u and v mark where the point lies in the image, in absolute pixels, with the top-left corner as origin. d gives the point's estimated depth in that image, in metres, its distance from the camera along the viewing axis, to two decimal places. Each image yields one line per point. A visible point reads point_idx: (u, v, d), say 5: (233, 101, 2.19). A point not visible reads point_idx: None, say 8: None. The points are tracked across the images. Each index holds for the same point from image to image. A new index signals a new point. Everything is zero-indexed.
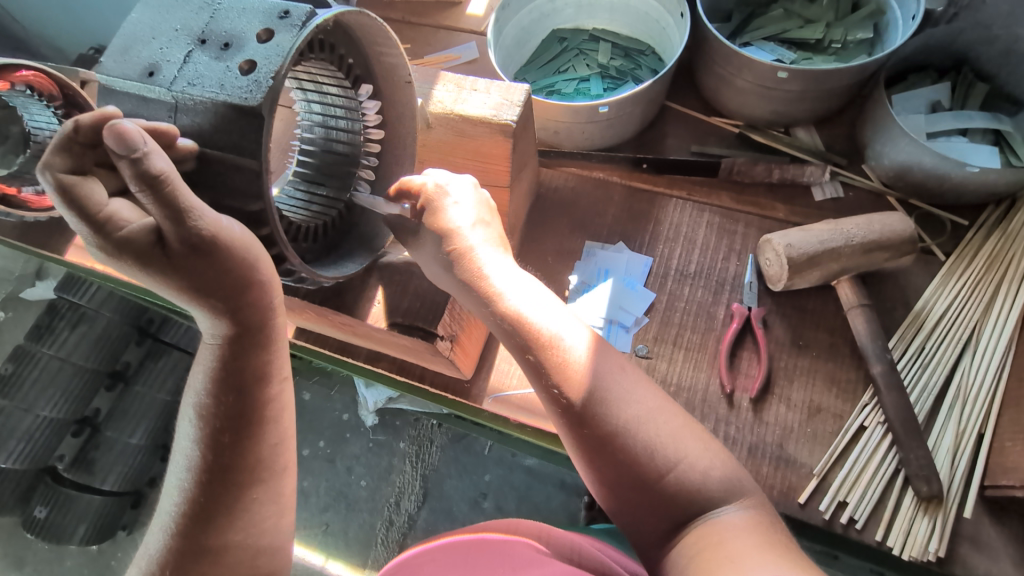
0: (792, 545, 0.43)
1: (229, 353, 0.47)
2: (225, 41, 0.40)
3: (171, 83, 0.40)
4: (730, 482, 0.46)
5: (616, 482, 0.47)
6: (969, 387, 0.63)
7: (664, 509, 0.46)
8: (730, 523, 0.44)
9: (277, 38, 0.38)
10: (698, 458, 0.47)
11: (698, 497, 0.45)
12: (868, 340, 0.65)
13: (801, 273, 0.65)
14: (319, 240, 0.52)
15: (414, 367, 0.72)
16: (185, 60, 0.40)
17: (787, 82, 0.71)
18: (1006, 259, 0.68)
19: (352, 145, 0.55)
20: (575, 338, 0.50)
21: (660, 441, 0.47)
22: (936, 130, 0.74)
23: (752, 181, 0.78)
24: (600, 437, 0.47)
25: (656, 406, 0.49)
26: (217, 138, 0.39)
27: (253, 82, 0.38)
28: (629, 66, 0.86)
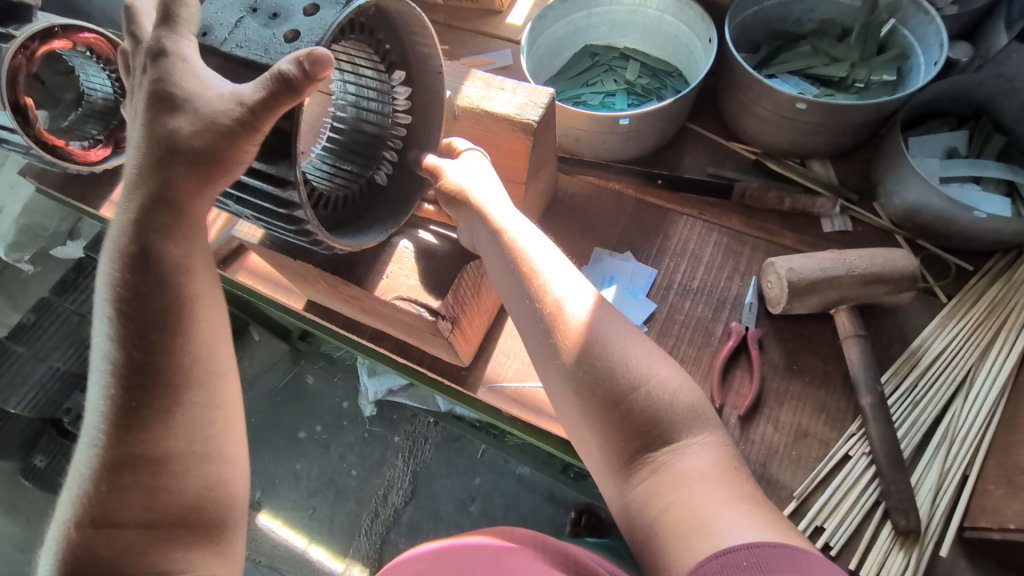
0: (754, 491, 0.47)
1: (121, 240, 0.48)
2: (274, 12, 0.43)
3: (222, 43, 0.44)
4: (695, 409, 0.49)
5: (589, 407, 0.49)
6: (957, 429, 0.64)
7: (635, 432, 0.48)
8: (697, 465, 0.47)
9: (321, 12, 0.41)
10: (668, 380, 0.49)
11: (667, 421, 0.48)
12: (860, 370, 0.66)
13: (800, 297, 0.67)
14: (339, 209, 0.54)
15: (414, 350, 0.74)
16: (238, 25, 0.44)
17: (805, 114, 0.73)
18: (1006, 308, 0.68)
19: (380, 126, 0.58)
20: (566, 277, 0.53)
21: (631, 361, 0.49)
22: (950, 175, 0.75)
23: (763, 207, 0.79)
24: (577, 356, 0.50)
25: (630, 333, 0.51)
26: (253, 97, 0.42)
27: (295, 50, 0.41)
28: (655, 85, 0.89)
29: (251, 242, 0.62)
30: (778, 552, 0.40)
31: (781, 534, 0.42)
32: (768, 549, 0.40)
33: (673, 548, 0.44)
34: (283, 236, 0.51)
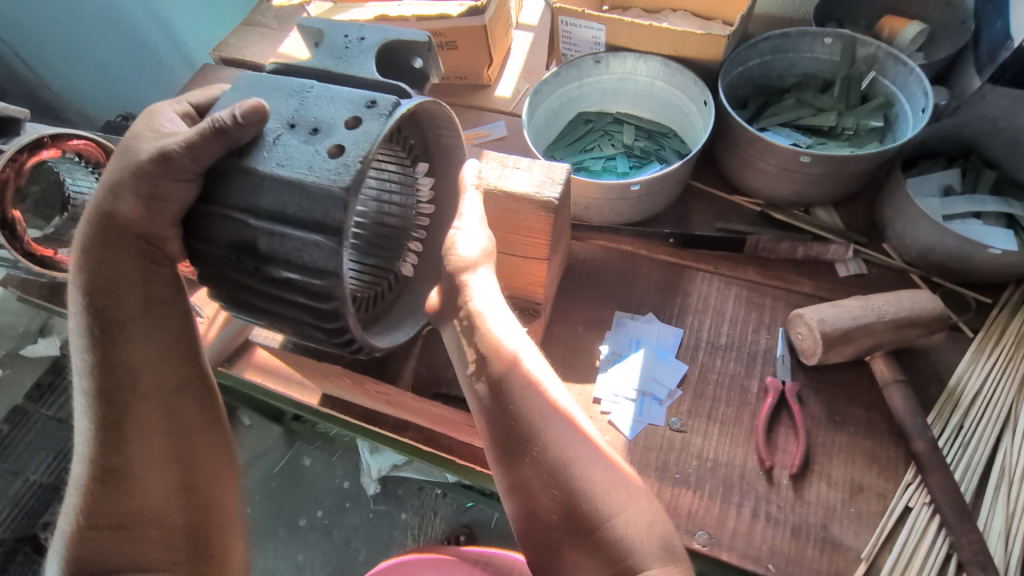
0: None
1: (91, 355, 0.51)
2: (314, 127, 0.43)
3: (263, 164, 0.43)
4: (661, 553, 0.42)
5: (548, 532, 0.44)
6: (1012, 468, 0.63)
7: (595, 569, 0.42)
8: None
9: (364, 126, 0.42)
10: (634, 518, 0.42)
11: (628, 558, 0.41)
12: (907, 416, 0.64)
13: (835, 347, 0.66)
14: (373, 307, 0.54)
15: (443, 438, 0.71)
16: (277, 141, 0.44)
17: (809, 166, 0.75)
18: None
19: (404, 217, 0.58)
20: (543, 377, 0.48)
21: (596, 491, 0.43)
22: (951, 213, 0.77)
23: (776, 257, 0.80)
24: (540, 471, 0.44)
25: (598, 459, 0.45)
26: (301, 213, 0.42)
27: (342, 165, 0.41)
28: (652, 147, 0.91)
29: (273, 344, 0.59)
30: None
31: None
32: None
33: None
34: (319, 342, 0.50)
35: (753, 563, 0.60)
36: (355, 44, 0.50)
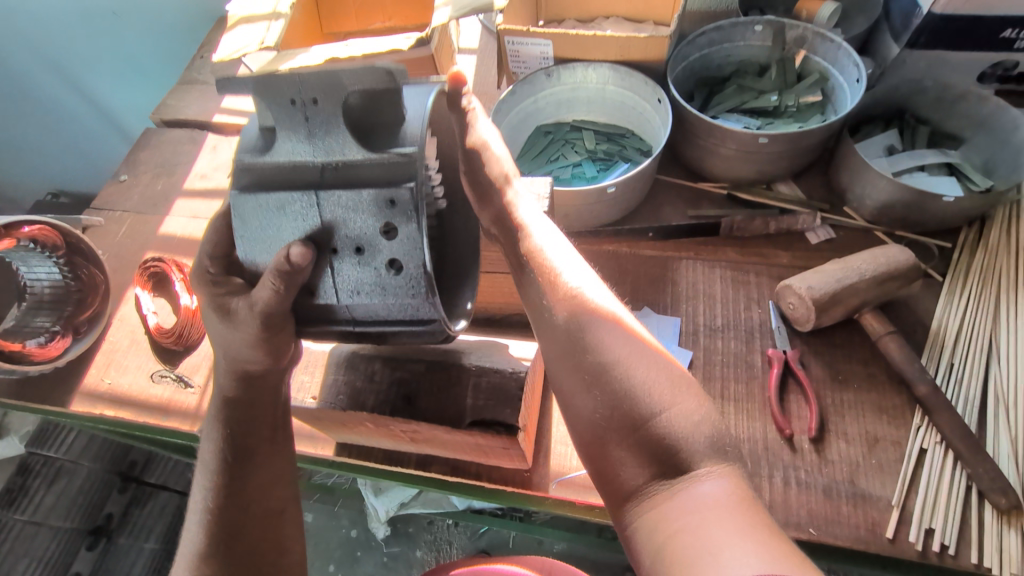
0: (776, 528, 0.39)
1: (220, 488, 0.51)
2: (355, 245, 0.44)
3: (337, 296, 0.46)
4: (711, 442, 0.42)
5: (587, 418, 0.44)
6: (1006, 394, 0.67)
7: (642, 459, 0.42)
8: (706, 499, 0.40)
9: (401, 234, 0.42)
10: (685, 411, 0.43)
11: (669, 449, 0.42)
12: (905, 363, 0.68)
13: (826, 311, 0.69)
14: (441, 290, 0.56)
15: (469, 466, 0.71)
16: (333, 271, 0.44)
17: (767, 146, 0.79)
18: (996, 272, 0.74)
19: (428, 201, 0.57)
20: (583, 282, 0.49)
21: (644, 387, 0.43)
22: (899, 168, 0.83)
23: (751, 235, 0.84)
24: (587, 369, 0.45)
25: (647, 358, 0.45)
26: (397, 316, 0.47)
27: (413, 279, 0.43)
28: (614, 148, 0.94)
29: (309, 406, 0.56)
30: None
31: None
32: None
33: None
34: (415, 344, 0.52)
35: (794, 529, 0.62)
36: (309, 108, 0.42)
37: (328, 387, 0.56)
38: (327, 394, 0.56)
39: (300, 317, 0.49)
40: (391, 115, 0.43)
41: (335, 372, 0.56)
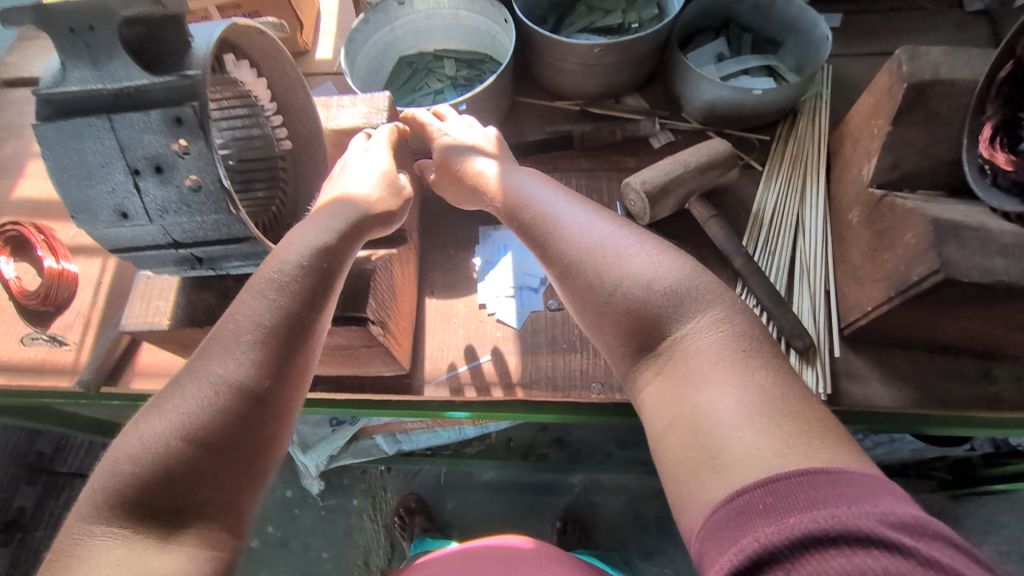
0: (779, 379, 0.47)
1: (156, 516, 0.44)
2: (154, 164, 0.44)
3: (148, 218, 0.47)
4: (681, 295, 0.53)
5: (588, 311, 0.57)
6: (808, 259, 0.78)
7: (630, 325, 0.54)
8: (695, 344, 0.51)
9: (195, 152, 0.43)
10: (652, 270, 0.55)
11: (654, 313, 0.53)
12: (727, 241, 0.78)
13: (659, 202, 0.77)
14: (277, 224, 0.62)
15: (353, 382, 0.76)
16: (136, 191, 0.45)
17: (604, 57, 0.85)
18: (804, 156, 0.85)
19: (266, 147, 0.63)
20: (569, 208, 0.62)
21: (609, 260, 0.56)
22: (726, 73, 0.92)
23: (601, 144, 0.90)
24: (551, 252, 0.60)
25: (599, 236, 0.59)
26: (211, 235, 0.48)
27: (212, 195, 0.45)
28: (474, 73, 0.98)
29: (161, 328, 0.58)
30: (803, 484, 0.39)
31: (798, 454, 0.41)
32: (810, 480, 0.39)
33: (682, 473, 0.46)
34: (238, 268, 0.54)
35: None
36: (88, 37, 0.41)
37: (180, 307, 0.58)
38: (179, 313, 0.58)
39: (117, 245, 0.50)
40: (178, 44, 0.44)
41: (189, 295, 0.59)
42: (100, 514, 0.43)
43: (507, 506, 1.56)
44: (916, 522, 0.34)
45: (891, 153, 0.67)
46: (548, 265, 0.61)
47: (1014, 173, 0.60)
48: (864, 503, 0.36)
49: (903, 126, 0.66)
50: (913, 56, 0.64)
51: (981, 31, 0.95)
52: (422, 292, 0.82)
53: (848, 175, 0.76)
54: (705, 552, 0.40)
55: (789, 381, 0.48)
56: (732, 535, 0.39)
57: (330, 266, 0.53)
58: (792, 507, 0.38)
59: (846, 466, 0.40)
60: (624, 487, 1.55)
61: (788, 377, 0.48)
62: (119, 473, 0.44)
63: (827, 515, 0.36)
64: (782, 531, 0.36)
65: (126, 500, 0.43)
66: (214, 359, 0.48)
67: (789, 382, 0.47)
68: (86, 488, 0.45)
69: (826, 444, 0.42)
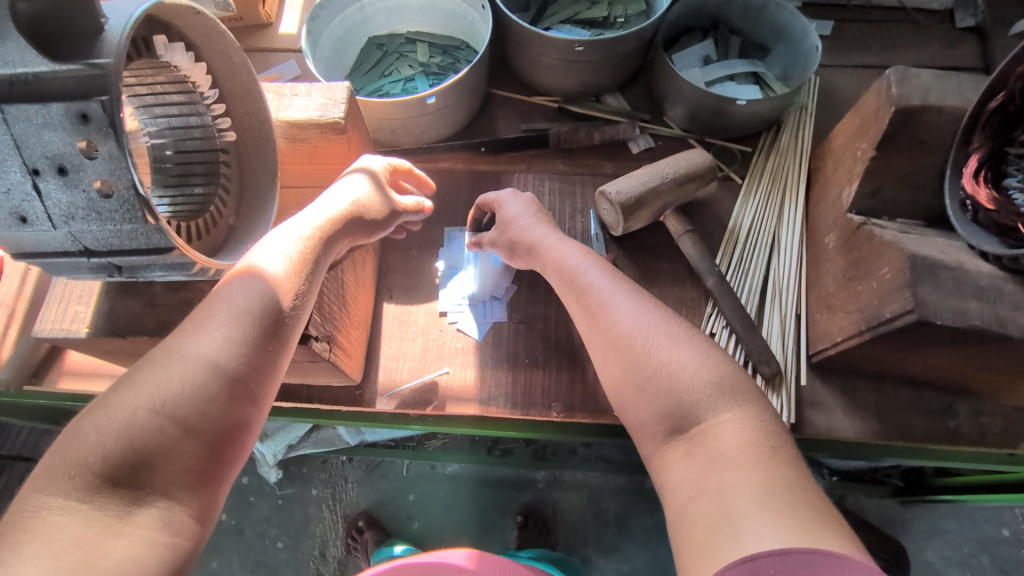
0: (796, 477, 0.47)
1: (120, 491, 0.40)
2: (57, 164, 0.38)
3: (52, 222, 0.41)
4: (718, 385, 0.54)
5: (623, 383, 0.57)
6: (782, 280, 0.75)
7: (661, 409, 0.54)
8: (725, 434, 0.51)
9: (104, 154, 0.37)
10: (691, 361, 0.55)
11: (694, 402, 0.53)
12: (699, 259, 0.75)
13: (633, 215, 0.74)
14: (215, 228, 0.55)
15: (301, 389, 0.72)
16: (38, 194, 0.39)
17: (585, 54, 0.79)
18: (784, 171, 0.82)
19: (206, 139, 0.55)
20: (614, 286, 0.62)
21: (652, 342, 0.57)
22: (711, 78, 0.88)
23: (578, 146, 0.86)
24: (595, 321, 0.60)
25: (637, 308, 0.59)
26: (128, 244, 0.42)
27: (125, 203, 0.39)
28: (448, 61, 0.91)
29: (79, 337, 0.53)
30: (812, 559, 0.41)
31: (810, 535, 0.43)
32: (795, 555, 0.41)
33: (695, 542, 0.46)
34: (164, 277, 0.49)
35: (601, 414, 0.70)
36: None
37: (102, 313, 0.54)
38: (100, 320, 0.53)
39: (20, 248, 0.44)
40: (87, 23, 0.36)
41: (112, 300, 0.54)
42: (59, 484, 0.39)
43: (469, 499, 1.55)
44: None
45: (872, 178, 0.65)
46: (589, 335, 0.61)
47: (995, 212, 0.56)
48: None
49: (886, 151, 0.63)
50: (903, 78, 0.61)
51: (970, 48, 0.92)
52: (380, 297, 0.77)
53: (827, 197, 0.73)
54: None
55: (811, 481, 0.48)
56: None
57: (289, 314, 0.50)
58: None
59: (848, 554, 0.42)
60: (587, 484, 1.55)
61: (809, 478, 0.49)
62: (83, 442, 0.40)
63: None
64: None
65: (91, 471, 0.40)
66: (187, 338, 0.46)
67: (809, 482, 0.48)
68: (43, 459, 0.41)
69: (833, 533, 0.43)
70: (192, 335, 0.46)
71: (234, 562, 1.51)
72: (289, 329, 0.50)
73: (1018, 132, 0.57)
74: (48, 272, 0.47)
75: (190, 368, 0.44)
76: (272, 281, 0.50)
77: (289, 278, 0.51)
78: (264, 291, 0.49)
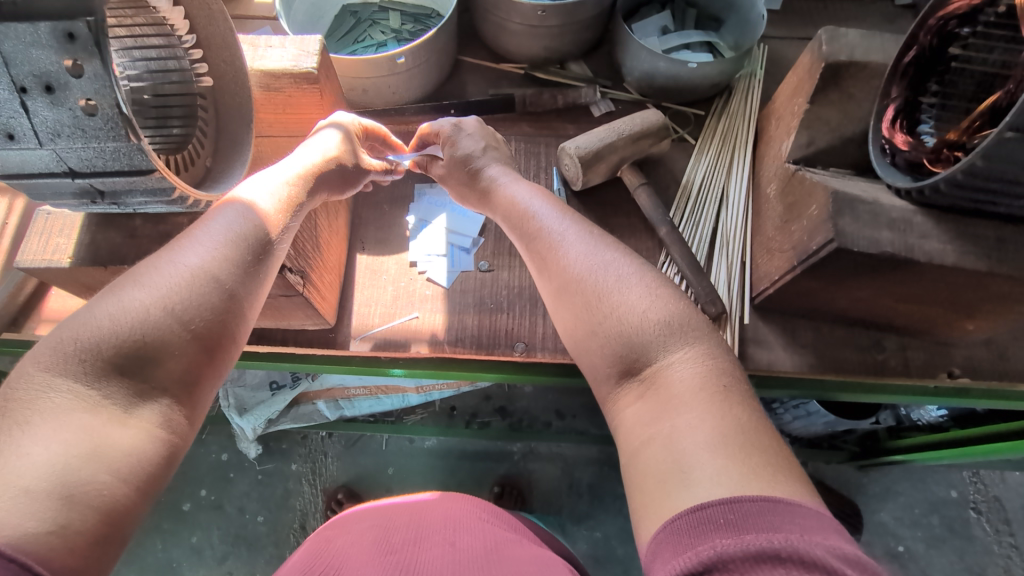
0: (741, 412, 0.51)
1: (126, 381, 0.44)
2: (45, 83, 0.41)
3: (38, 140, 0.44)
4: (669, 325, 0.57)
5: (578, 328, 0.60)
6: (729, 230, 0.81)
7: (613, 348, 0.57)
8: (678, 375, 0.54)
9: (89, 73, 0.41)
10: (640, 304, 0.58)
11: (644, 343, 0.56)
12: (652, 210, 0.80)
13: (591, 168, 0.79)
14: (194, 165, 0.59)
15: (276, 333, 0.76)
16: (25, 112, 0.42)
17: (547, 19, 0.84)
18: (734, 131, 0.87)
19: (184, 83, 0.59)
20: (572, 229, 0.65)
21: (609, 286, 0.59)
22: (668, 46, 0.93)
23: (543, 109, 0.91)
24: (545, 264, 0.64)
25: (595, 252, 0.62)
26: (111, 165, 0.46)
27: (108, 121, 0.43)
28: (419, 28, 0.94)
29: (61, 267, 0.56)
30: (761, 506, 0.43)
31: (761, 483, 0.45)
32: (743, 503, 0.43)
33: (648, 488, 0.49)
34: (147, 205, 0.52)
35: (561, 352, 0.75)
36: None
37: (83, 245, 0.57)
38: (81, 251, 0.57)
39: (6, 169, 0.47)
40: None
41: (93, 233, 0.57)
42: (70, 365, 0.42)
43: (446, 472, 1.59)
44: (862, 560, 0.38)
45: (807, 130, 0.71)
46: (543, 279, 0.64)
47: (908, 152, 0.63)
48: (815, 534, 0.40)
49: (818, 104, 0.69)
50: (833, 37, 0.67)
51: (907, 24, 1.00)
52: (353, 249, 0.81)
53: (770, 152, 0.79)
54: (660, 552, 0.44)
55: (759, 416, 0.52)
56: (689, 542, 0.43)
57: (264, 246, 0.53)
58: (752, 525, 0.42)
59: (798, 500, 0.44)
60: (562, 454, 1.60)
61: (760, 417, 0.52)
62: (95, 328, 0.44)
63: (782, 537, 0.40)
64: (740, 545, 0.40)
65: (101, 356, 0.43)
66: (184, 250, 0.50)
67: (762, 423, 0.51)
68: (50, 339, 0.44)
69: (786, 478, 0.46)
70: (193, 251, 0.50)
71: (213, 536, 1.53)
72: (274, 254, 0.54)
73: (930, 83, 0.64)
74: (34, 198, 0.51)
75: (191, 278, 0.48)
76: (263, 217, 0.54)
77: (278, 216, 0.56)
78: (255, 222, 0.53)
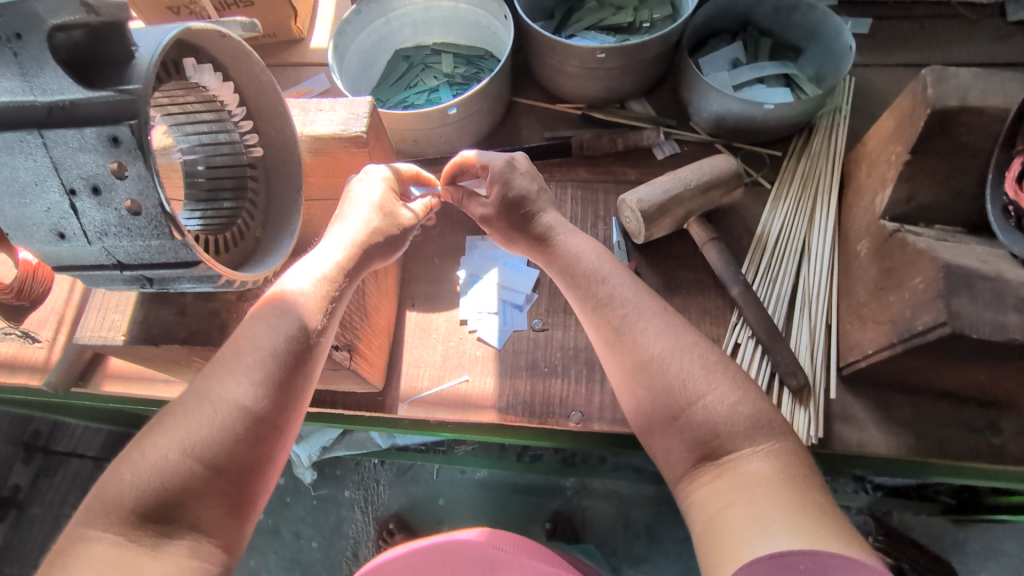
0: (818, 501, 0.46)
1: (154, 525, 0.42)
2: (92, 185, 0.41)
3: (87, 238, 0.43)
4: (755, 419, 0.51)
5: (653, 411, 0.54)
6: (812, 289, 0.73)
7: (692, 438, 0.51)
8: (758, 471, 0.48)
9: (132, 175, 0.39)
10: (726, 394, 0.52)
11: (729, 434, 0.50)
12: (724, 268, 0.73)
13: (655, 222, 0.72)
14: (244, 241, 0.57)
15: (326, 395, 0.74)
16: (74, 212, 0.42)
17: (607, 61, 0.79)
18: (815, 177, 0.79)
19: (234, 155, 0.58)
20: (642, 300, 0.58)
21: (693, 372, 0.53)
22: (739, 81, 0.85)
23: (601, 153, 0.85)
24: (624, 333, 0.56)
25: (665, 329, 0.56)
26: (157, 259, 0.44)
27: (151, 222, 0.41)
28: (472, 71, 0.92)
29: (115, 344, 0.56)
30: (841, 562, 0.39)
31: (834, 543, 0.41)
32: (825, 556, 0.39)
33: (723, 538, 0.45)
34: (191, 287, 0.50)
35: (621, 424, 0.69)
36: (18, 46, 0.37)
37: (136, 322, 0.57)
38: (134, 329, 0.56)
39: (63, 263, 0.47)
40: (118, 52, 0.39)
41: (146, 309, 0.57)
42: (100, 519, 0.42)
43: (496, 505, 1.55)
44: None
45: (908, 184, 0.62)
46: (614, 352, 0.57)
47: None
48: None
49: (921, 156, 0.60)
50: (940, 78, 0.58)
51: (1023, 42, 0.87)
52: (402, 305, 0.79)
53: (861, 203, 0.70)
54: None
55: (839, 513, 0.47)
56: None
57: (302, 351, 0.51)
58: None
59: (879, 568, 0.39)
60: (618, 492, 1.52)
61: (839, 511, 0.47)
62: (122, 482, 0.43)
63: None
64: None
65: (127, 509, 0.42)
66: (215, 377, 0.48)
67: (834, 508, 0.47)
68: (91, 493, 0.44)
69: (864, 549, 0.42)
70: (221, 379, 0.48)
71: (271, 560, 1.56)
72: (314, 353, 0.52)
73: None
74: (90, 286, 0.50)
75: (216, 410, 0.46)
76: (298, 302, 0.52)
77: (317, 302, 0.53)
78: (287, 327, 0.51)
